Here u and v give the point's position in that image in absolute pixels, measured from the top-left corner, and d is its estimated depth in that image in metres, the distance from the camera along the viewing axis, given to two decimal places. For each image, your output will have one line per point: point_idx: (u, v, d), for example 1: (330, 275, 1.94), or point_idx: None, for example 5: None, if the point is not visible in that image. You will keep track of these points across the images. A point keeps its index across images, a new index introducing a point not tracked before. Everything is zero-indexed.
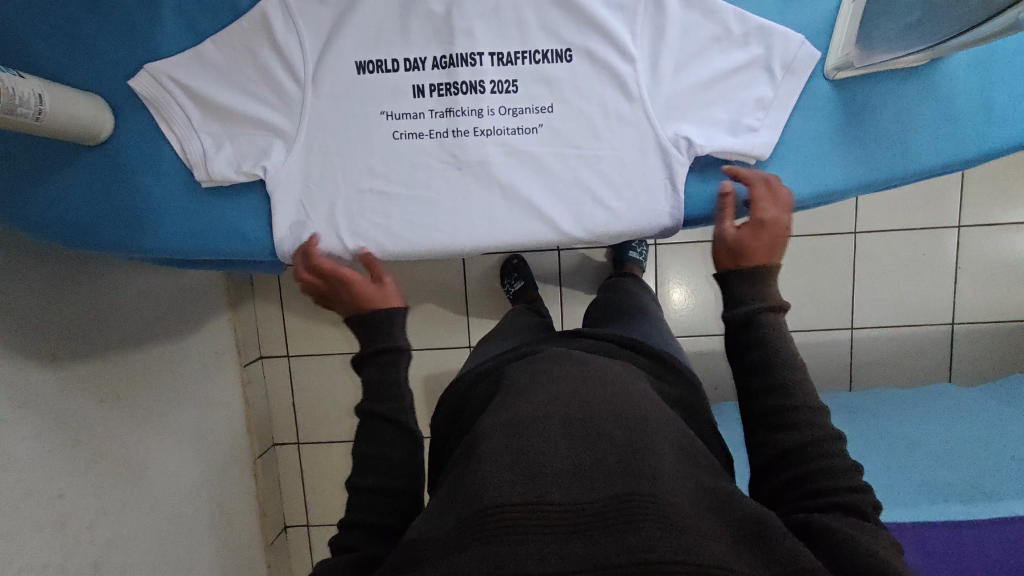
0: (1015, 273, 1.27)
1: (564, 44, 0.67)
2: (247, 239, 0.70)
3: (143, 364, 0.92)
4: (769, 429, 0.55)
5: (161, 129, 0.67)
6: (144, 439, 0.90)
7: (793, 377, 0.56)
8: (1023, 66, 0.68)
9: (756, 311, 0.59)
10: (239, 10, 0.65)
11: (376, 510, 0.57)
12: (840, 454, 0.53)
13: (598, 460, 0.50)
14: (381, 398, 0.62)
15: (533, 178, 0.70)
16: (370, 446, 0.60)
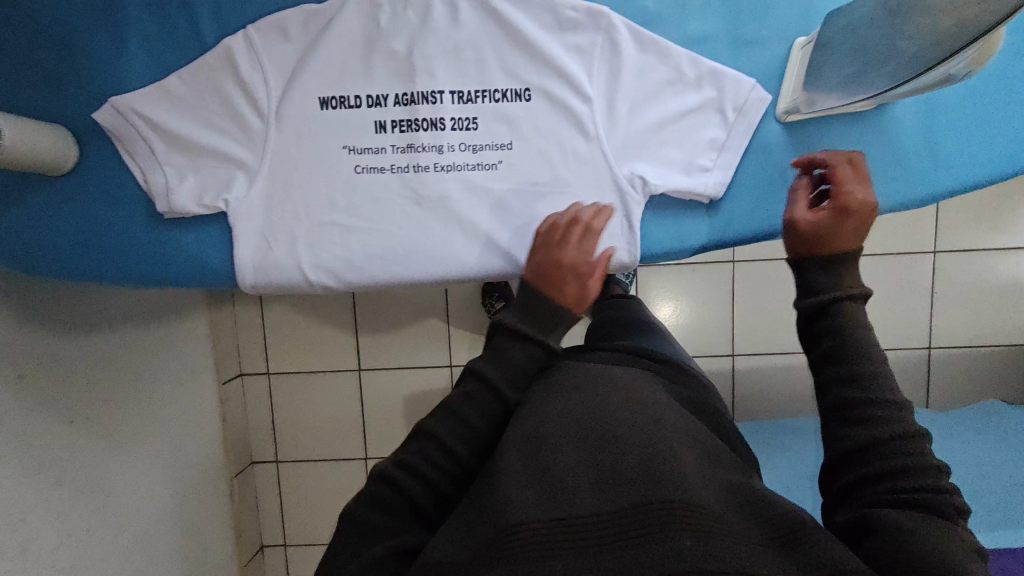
0: (987, 300, 1.31)
1: (522, 84, 0.67)
2: (208, 270, 0.71)
3: (120, 385, 1.11)
4: (845, 422, 0.51)
5: (126, 161, 0.68)
6: (113, 460, 1.07)
7: (876, 370, 0.51)
8: (964, 113, 0.68)
9: (834, 297, 0.53)
10: (203, 47, 0.67)
11: (444, 471, 0.51)
12: (923, 452, 0.48)
13: (617, 464, 0.45)
14: (508, 376, 0.54)
15: (491, 213, 0.69)
16: (463, 409, 0.52)
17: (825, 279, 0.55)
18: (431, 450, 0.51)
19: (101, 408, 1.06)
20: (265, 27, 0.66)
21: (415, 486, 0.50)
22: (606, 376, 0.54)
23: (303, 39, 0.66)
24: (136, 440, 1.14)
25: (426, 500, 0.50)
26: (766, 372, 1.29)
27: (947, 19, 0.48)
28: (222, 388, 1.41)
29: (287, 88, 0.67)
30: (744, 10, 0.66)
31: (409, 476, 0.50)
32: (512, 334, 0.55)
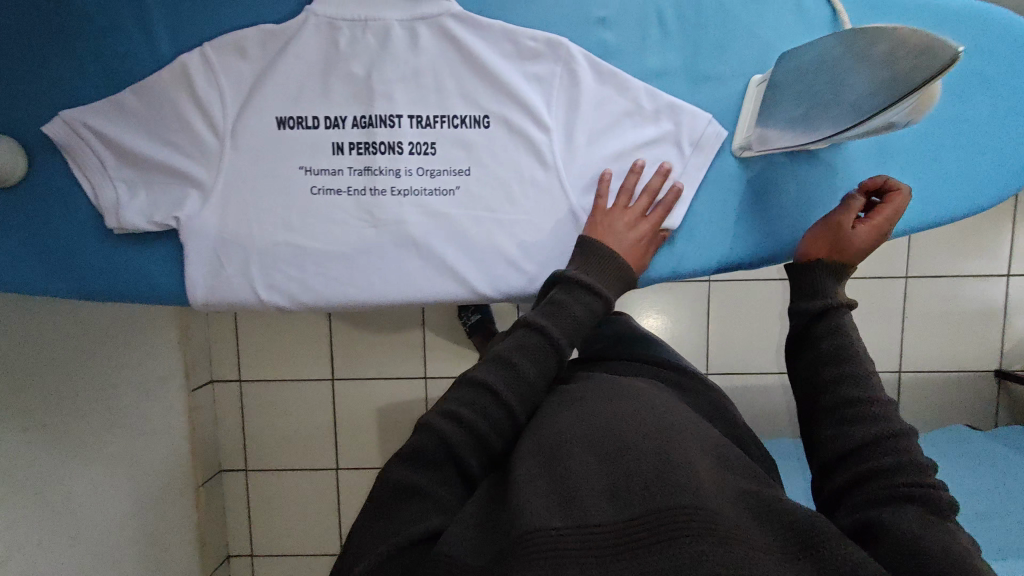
0: (956, 327, 1.33)
1: (481, 111, 0.67)
2: (158, 286, 0.69)
3: (82, 394, 1.08)
4: (840, 422, 0.52)
5: (76, 174, 0.67)
6: (69, 471, 1.04)
7: (870, 371, 0.54)
8: (917, 158, 0.69)
9: (834, 305, 0.57)
10: (159, 63, 0.66)
11: (496, 427, 0.52)
12: (917, 450, 0.49)
13: (631, 471, 0.45)
14: (565, 329, 0.57)
15: (448, 238, 0.69)
16: (521, 361, 0.54)
17: (824, 285, 0.59)
18: (488, 401, 0.52)
19: (61, 416, 1.03)
20: (223, 46, 0.65)
21: (462, 449, 0.51)
22: (614, 393, 0.55)
23: (262, 59, 0.65)
24: (98, 449, 1.11)
25: (474, 461, 0.52)
26: (737, 392, 1.30)
27: (885, 72, 0.52)
28: (192, 396, 1.37)
29: (245, 106, 0.66)
30: (702, 46, 0.66)
31: (460, 431, 0.51)
32: (568, 291, 0.58)
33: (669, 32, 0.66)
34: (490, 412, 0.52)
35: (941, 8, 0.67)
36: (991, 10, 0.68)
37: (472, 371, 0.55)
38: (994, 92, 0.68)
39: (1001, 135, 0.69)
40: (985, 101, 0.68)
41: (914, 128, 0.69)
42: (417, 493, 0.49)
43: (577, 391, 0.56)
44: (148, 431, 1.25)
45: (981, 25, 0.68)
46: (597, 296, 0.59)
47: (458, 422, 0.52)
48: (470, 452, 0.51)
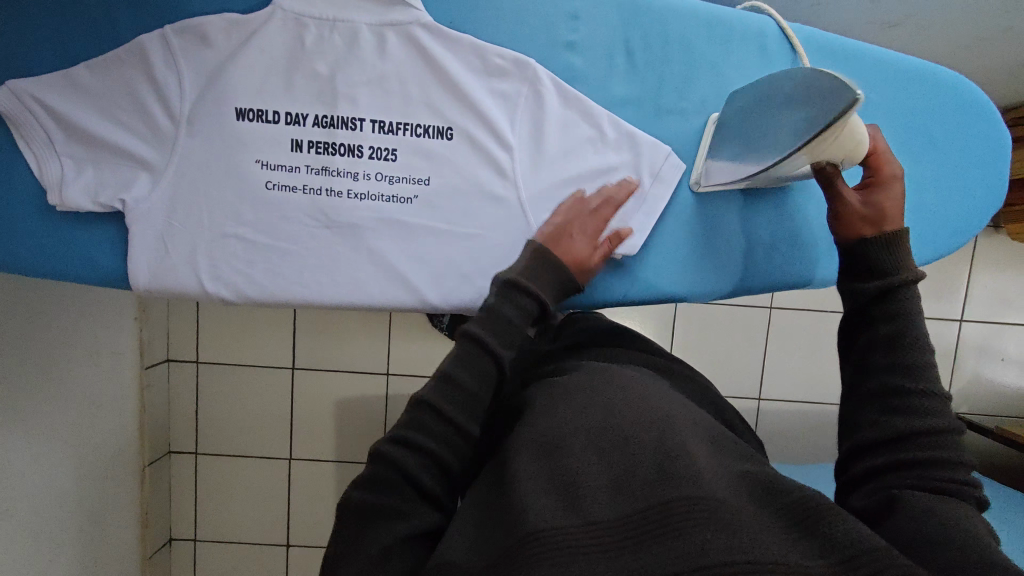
0: None
1: (445, 122, 0.67)
2: (99, 268, 0.67)
3: (39, 369, 1.03)
4: (883, 410, 0.51)
5: (20, 147, 0.65)
6: (18, 445, 1.00)
7: (927, 363, 0.51)
8: None
9: (900, 282, 0.53)
10: (117, 42, 0.64)
11: (445, 442, 0.49)
12: (955, 449, 0.48)
13: (632, 464, 0.43)
14: (500, 335, 0.54)
15: (401, 246, 0.68)
16: (460, 372, 0.51)
17: (892, 258, 0.55)
18: (433, 419, 0.49)
19: (19, 391, 0.99)
20: (185, 30, 0.64)
21: (416, 467, 0.48)
22: (611, 380, 0.53)
23: (226, 47, 0.64)
24: (48, 426, 1.07)
25: (433, 479, 0.48)
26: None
27: (801, 114, 0.54)
28: (144, 373, 1.32)
29: (204, 93, 0.65)
30: (667, 81, 0.67)
31: (413, 452, 0.48)
32: (504, 294, 0.56)
33: (637, 63, 0.67)
34: (435, 429, 0.49)
35: (905, 67, 0.70)
36: (949, 78, 0.71)
37: (414, 395, 0.51)
38: (943, 156, 0.71)
39: (950, 194, 0.72)
40: (933, 164, 0.71)
41: None
42: (381, 514, 0.46)
43: (575, 380, 0.54)
44: (93, 404, 1.19)
45: (939, 91, 0.70)
46: (533, 297, 0.57)
47: (408, 444, 0.48)
48: (431, 471, 0.48)
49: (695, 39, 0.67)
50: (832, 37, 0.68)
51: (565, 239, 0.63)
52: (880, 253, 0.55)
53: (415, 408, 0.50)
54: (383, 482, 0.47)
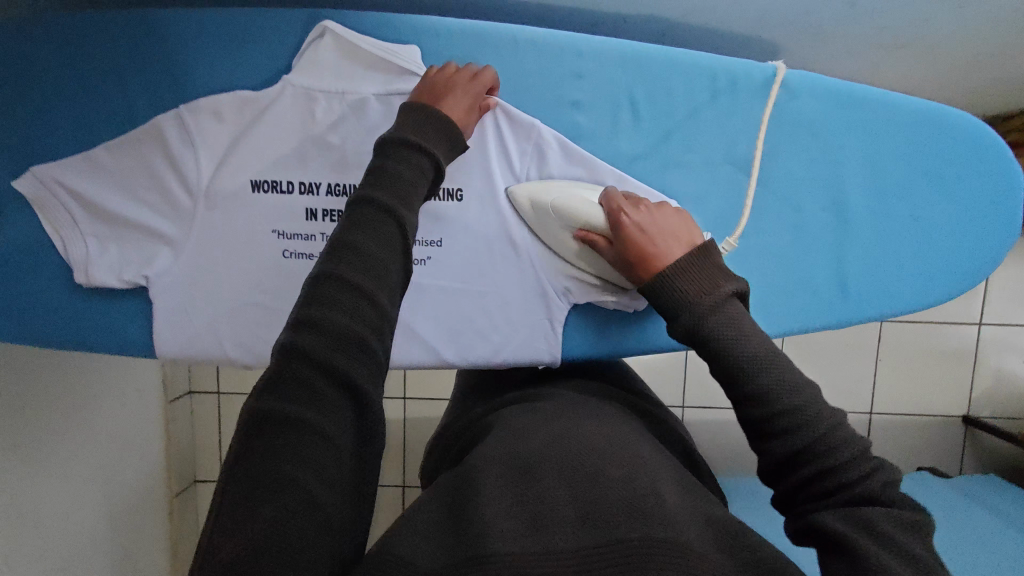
0: (930, 370, 1.36)
1: (455, 184, 0.68)
2: (127, 340, 0.69)
3: (65, 419, 1.05)
4: (758, 438, 0.48)
5: (46, 229, 0.67)
6: (53, 494, 1.02)
7: (775, 379, 0.47)
8: (904, 243, 0.70)
9: (705, 320, 0.51)
10: (134, 124, 0.66)
11: (356, 315, 0.41)
12: (847, 442, 0.45)
13: (601, 496, 0.43)
14: (395, 194, 0.47)
15: (416, 307, 0.70)
16: (361, 239, 0.44)
17: (693, 292, 0.53)
18: (338, 289, 0.41)
19: (50, 442, 1.01)
20: (200, 110, 0.65)
21: (322, 350, 0.39)
22: (584, 422, 0.54)
23: (239, 123, 0.66)
24: (80, 472, 1.09)
25: (347, 362, 0.40)
26: (709, 427, 1.33)
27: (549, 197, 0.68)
28: (168, 408, 1.36)
29: (219, 168, 0.66)
30: (671, 131, 0.67)
31: (316, 334, 0.40)
32: (388, 154, 0.51)
33: (642, 117, 0.67)
34: (342, 298, 0.41)
35: (916, 109, 0.69)
36: (967, 126, 0.70)
37: (313, 271, 0.43)
38: (951, 198, 0.70)
39: (967, 227, 0.71)
40: (943, 207, 0.70)
41: (902, 215, 0.70)
42: (285, 422, 0.38)
43: (550, 415, 0.56)
44: (119, 442, 1.21)
45: (948, 133, 0.70)
46: (425, 153, 0.53)
47: (307, 324, 0.40)
48: (348, 357, 0.40)
49: (700, 91, 0.67)
50: (837, 83, 0.68)
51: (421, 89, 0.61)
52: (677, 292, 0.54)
53: (314, 286, 0.42)
54: (285, 381, 0.39)
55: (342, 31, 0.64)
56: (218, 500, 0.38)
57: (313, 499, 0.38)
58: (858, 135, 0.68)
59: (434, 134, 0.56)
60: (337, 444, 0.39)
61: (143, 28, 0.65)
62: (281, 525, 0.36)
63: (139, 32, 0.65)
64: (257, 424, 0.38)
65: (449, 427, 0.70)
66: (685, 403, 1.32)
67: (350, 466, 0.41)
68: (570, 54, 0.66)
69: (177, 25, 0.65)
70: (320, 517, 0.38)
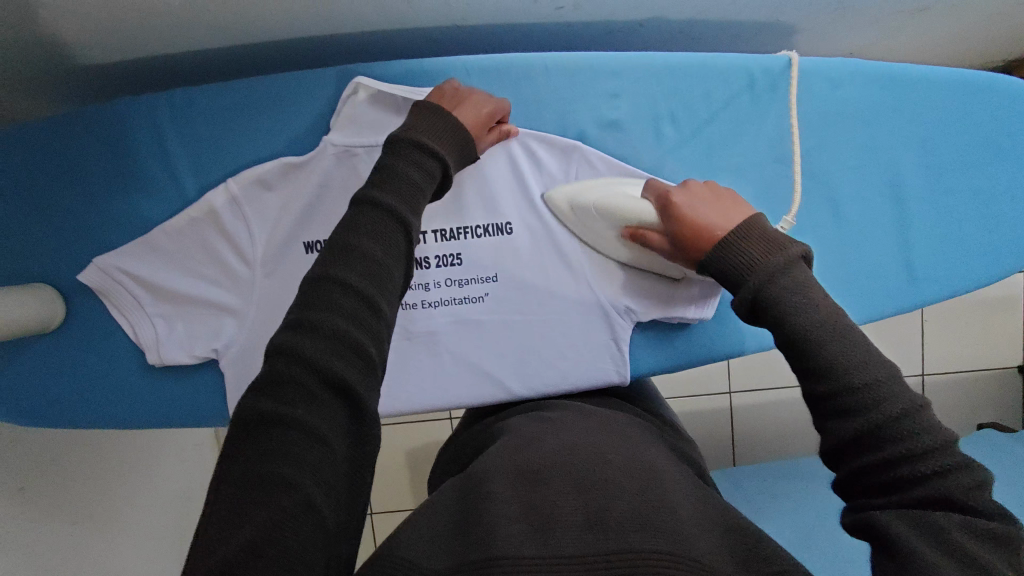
0: (981, 323, 1.31)
1: (503, 218, 0.68)
2: (203, 411, 0.70)
3: (141, 482, 1.07)
4: (822, 414, 0.42)
5: (115, 315, 0.69)
6: (136, 554, 1.04)
7: (846, 354, 0.41)
8: (966, 220, 0.69)
9: (764, 285, 0.45)
10: (184, 202, 0.68)
11: (353, 320, 0.41)
12: (928, 431, 0.39)
13: (612, 502, 0.41)
14: (399, 195, 0.46)
15: (479, 345, 0.69)
16: (362, 242, 0.43)
17: (752, 258, 0.47)
18: (335, 293, 0.41)
19: (126, 504, 1.03)
20: (245, 180, 0.66)
21: (318, 352, 0.39)
22: (602, 428, 0.52)
23: (285, 188, 0.67)
24: (164, 530, 1.11)
25: (342, 364, 0.39)
26: (764, 412, 1.31)
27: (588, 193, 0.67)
28: None
29: (272, 234, 0.67)
30: (713, 135, 0.67)
31: (311, 337, 0.39)
32: (398, 152, 0.49)
33: (684, 127, 0.67)
34: (340, 303, 0.41)
35: (968, 81, 0.68)
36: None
37: (311, 273, 0.43)
38: (1013, 170, 0.69)
39: None
40: (1005, 180, 0.69)
41: (964, 190, 0.68)
42: (280, 425, 0.38)
43: (563, 423, 0.53)
44: (185, 498, 1.17)
45: (1006, 105, 0.68)
46: (433, 155, 0.51)
47: (307, 328, 0.40)
48: (343, 360, 0.39)
49: (738, 92, 0.66)
50: (883, 64, 0.67)
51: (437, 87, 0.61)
52: (733, 257, 0.48)
53: (312, 287, 0.42)
54: (280, 382, 0.39)
55: (374, 85, 0.65)
56: (217, 502, 0.37)
57: (307, 501, 0.37)
58: (909, 114, 0.67)
59: (444, 133, 0.54)
60: (333, 447, 0.38)
61: (184, 110, 0.67)
62: (274, 529, 0.36)
63: (180, 114, 0.67)
64: (252, 426, 0.38)
65: (453, 442, 0.68)
66: (731, 389, 1.30)
67: (347, 472, 0.39)
68: (603, 76, 0.66)
69: (216, 102, 0.67)
70: (316, 522, 0.37)
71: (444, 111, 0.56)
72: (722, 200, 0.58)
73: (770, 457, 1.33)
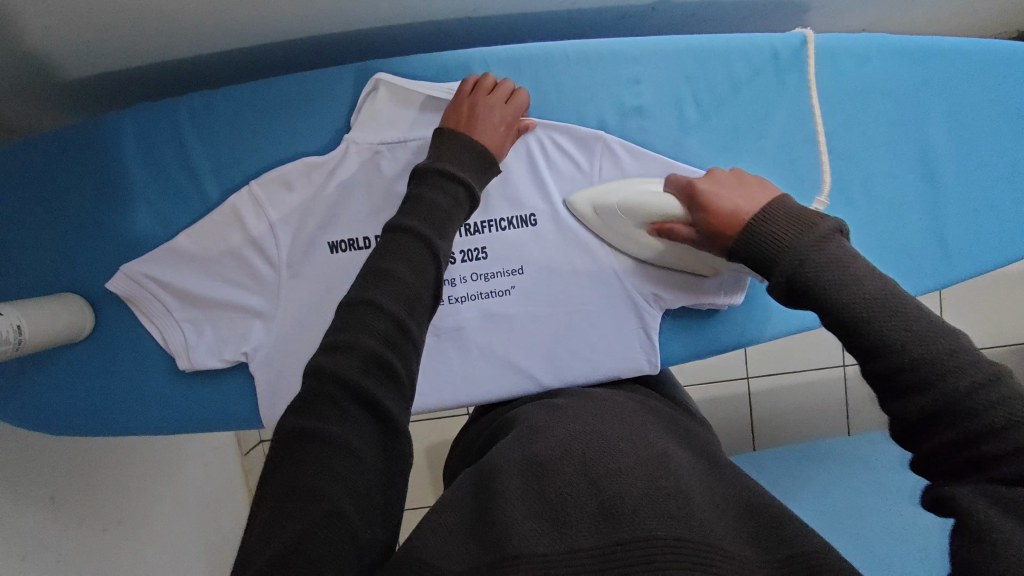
0: (1001, 297, 1.28)
1: (527, 210, 0.67)
2: (234, 414, 0.70)
3: (166, 487, 1.07)
4: (884, 392, 0.40)
5: (144, 322, 0.69)
6: (168, 558, 1.04)
7: (899, 328, 0.39)
8: (997, 193, 0.68)
9: (802, 256, 0.44)
10: (208, 207, 0.67)
11: (385, 341, 0.41)
12: (1008, 401, 0.36)
13: (623, 489, 0.40)
14: (428, 220, 0.48)
15: (507, 338, 0.69)
16: (394, 266, 0.44)
17: (781, 237, 0.46)
18: (368, 315, 0.42)
19: (154, 509, 1.03)
20: (268, 182, 0.66)
21: (352, 371, 0.39)
22: (613, 414, 0.52)
23: (307, 188, 0.66)
24: (195, 534, 1.12)
25: (374, 383, 0.40)
26: (783, 395, 1.31)
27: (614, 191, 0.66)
28: (245, 459, 1.31)
29: (296, 235, 0.67)
30: (739, 118, 0.66)
31: (346, 357, 0.40)
32: (426, 183, 0.52)
33: (707, 111, 0.66)
34: (372, 324, 0.41)
35: (997, 51, 0.67)
36: None
37: (346, 299, 0.44)
38: None
39: None
40: None
41: (997, 162, 0.67)
42: (315, 440, 0.38)
43: (571, 410, 0.53)
44: (212, 502, 1.18)
45: None
46: (458, 182, 0.53)
47: (342, 350, 0.40)
48: (377, 379, 0.40)
49: (761, 73, 0.65)
50: (911, 38, 0.66)
51: (454, 95, 0.62)
52: (764, 239, 0.47)
53: (348, 312, 0.43)
54: (316, 399, 0.39)
55: (395, 81, 0.64)
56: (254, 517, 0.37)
57: (336, 510, 0.36)
58: (938, 89, 0.66)
59: (463, 156, 0.57)
60: (365, 459, 0.38)
61: (203, 113, 0.66)
62: (306, 536, 0.35)
63: (200, 117, 0.66)
64: (289, 441, 0.38)
65: (461, 440, 0.67)
66: (749, 374, 1.30)
67: (380, 486, 0.39)
68: (624, 62, 0.65)
69: (235, 106, 0.66)
70: (348, 529, 0.36)
71: (460, 132, 0.59)
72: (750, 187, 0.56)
73: (791, 439, 1.32)
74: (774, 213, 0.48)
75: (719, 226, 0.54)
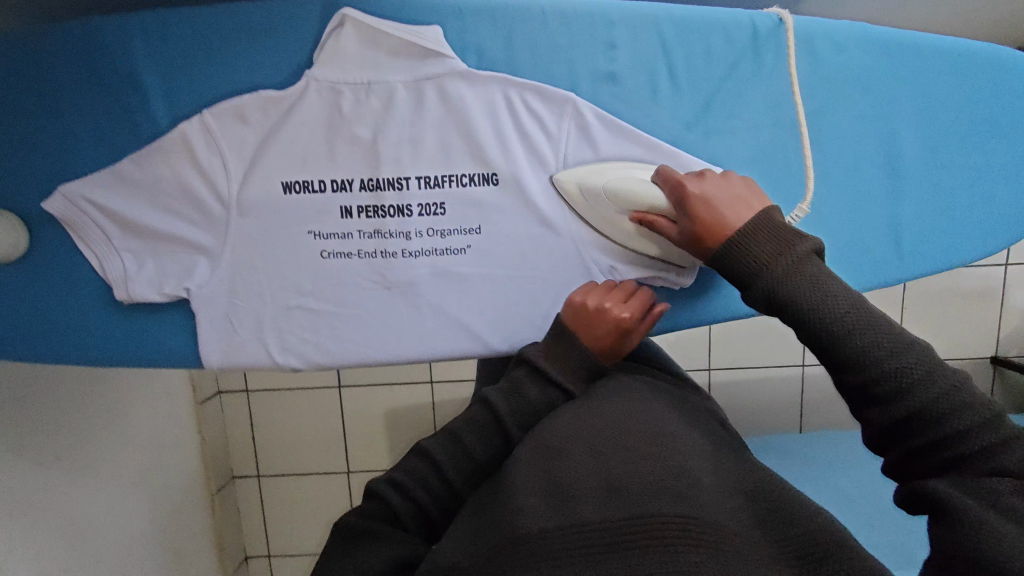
0: (959, 312, 1.31)
1: (490, 168, 0.65)
2: (172, 351, 0.68)
3: (108, 427, 1.04)
4: (861, 407, 0.45)
5: (83, 248, 0.66)
6: (106, 498, 1.02)
7: (873, 345, 0.43)
8: (957, 197, 0.69)
9: (779, 277, 0.47)
10: (157, 134, 0.64)
11: (435, 497, 0.53)
12: (969, 408, 0.41)
13: (625, 467, 0.45)
14: (514, 409, 0.55)
15: (459, 298, 0.68)
16: (467, 437, 0.55)
17: (765, 256, 0.49)
18: (429, 471, 0.54)
19: (94, 447, 1.01)
20: (222, 113, 0.63)
21: (401, 507, 0.52)
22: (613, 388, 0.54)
23: (263, 123, 0.64)
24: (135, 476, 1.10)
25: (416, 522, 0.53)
26: (739, 388, 1.33)
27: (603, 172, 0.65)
28: (200, 408, 1.28)
29: (248, 172, 0.65)
30: (711, 95, 0.65)
31: (399, 495, 0.52)
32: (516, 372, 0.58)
33: (680, 85, 0.65)
34: (429, 476, 0.53)
35: (969, 53, 0.67)
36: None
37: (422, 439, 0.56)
38: (1011, 145, 0.68)
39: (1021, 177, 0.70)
40: (999, 156, 0.69)
41: (960, 165, 0.68)
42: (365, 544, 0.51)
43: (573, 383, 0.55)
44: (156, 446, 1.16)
45: (1007, 76, 0.67)
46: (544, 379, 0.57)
47: (398, 486, 0.53)
48: (412, 517, 0.52)
49: (737, 51, 0.64)
50: (887, 31, 0.66)
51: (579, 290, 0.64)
52: (743, 257, 0.51)
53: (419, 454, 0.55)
54: (374, 515, 0.52)
55: (361, 17, 0.61)
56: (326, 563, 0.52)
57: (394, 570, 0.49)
58: (909, 84, 0.66)
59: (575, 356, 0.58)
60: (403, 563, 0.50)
61: (157, 32, 0.63)
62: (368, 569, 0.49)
63: (153, 36, 0.63)
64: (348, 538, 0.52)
65: None
66: (710, 365, 1.32)
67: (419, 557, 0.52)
68: (601, 25, 0.64)
69: (192, 29, 0.63)
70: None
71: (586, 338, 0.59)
72: (743, 196, 0.56)
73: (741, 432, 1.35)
74: (755, 232, 0.51)
75: (705, 236, 0.55)
